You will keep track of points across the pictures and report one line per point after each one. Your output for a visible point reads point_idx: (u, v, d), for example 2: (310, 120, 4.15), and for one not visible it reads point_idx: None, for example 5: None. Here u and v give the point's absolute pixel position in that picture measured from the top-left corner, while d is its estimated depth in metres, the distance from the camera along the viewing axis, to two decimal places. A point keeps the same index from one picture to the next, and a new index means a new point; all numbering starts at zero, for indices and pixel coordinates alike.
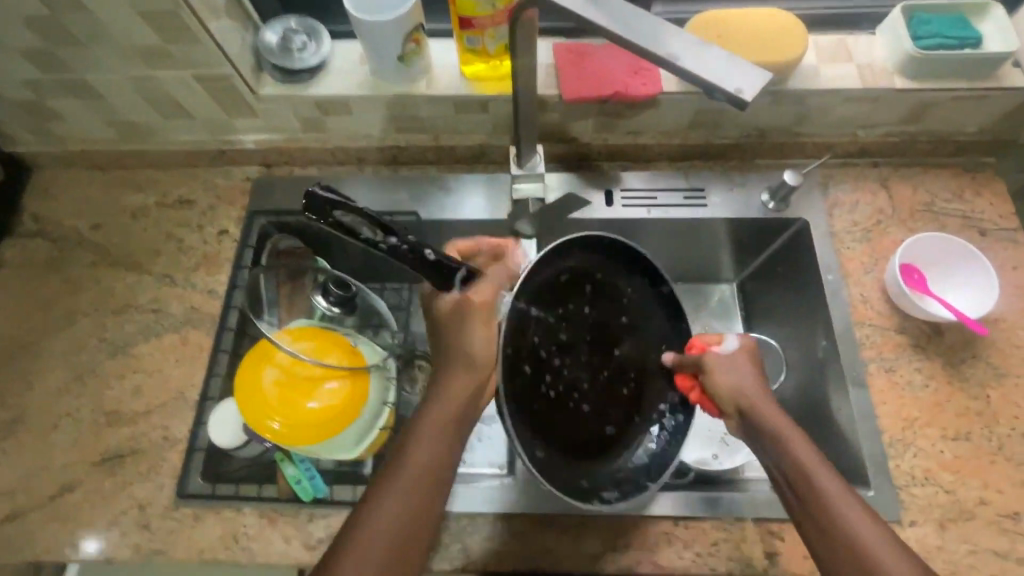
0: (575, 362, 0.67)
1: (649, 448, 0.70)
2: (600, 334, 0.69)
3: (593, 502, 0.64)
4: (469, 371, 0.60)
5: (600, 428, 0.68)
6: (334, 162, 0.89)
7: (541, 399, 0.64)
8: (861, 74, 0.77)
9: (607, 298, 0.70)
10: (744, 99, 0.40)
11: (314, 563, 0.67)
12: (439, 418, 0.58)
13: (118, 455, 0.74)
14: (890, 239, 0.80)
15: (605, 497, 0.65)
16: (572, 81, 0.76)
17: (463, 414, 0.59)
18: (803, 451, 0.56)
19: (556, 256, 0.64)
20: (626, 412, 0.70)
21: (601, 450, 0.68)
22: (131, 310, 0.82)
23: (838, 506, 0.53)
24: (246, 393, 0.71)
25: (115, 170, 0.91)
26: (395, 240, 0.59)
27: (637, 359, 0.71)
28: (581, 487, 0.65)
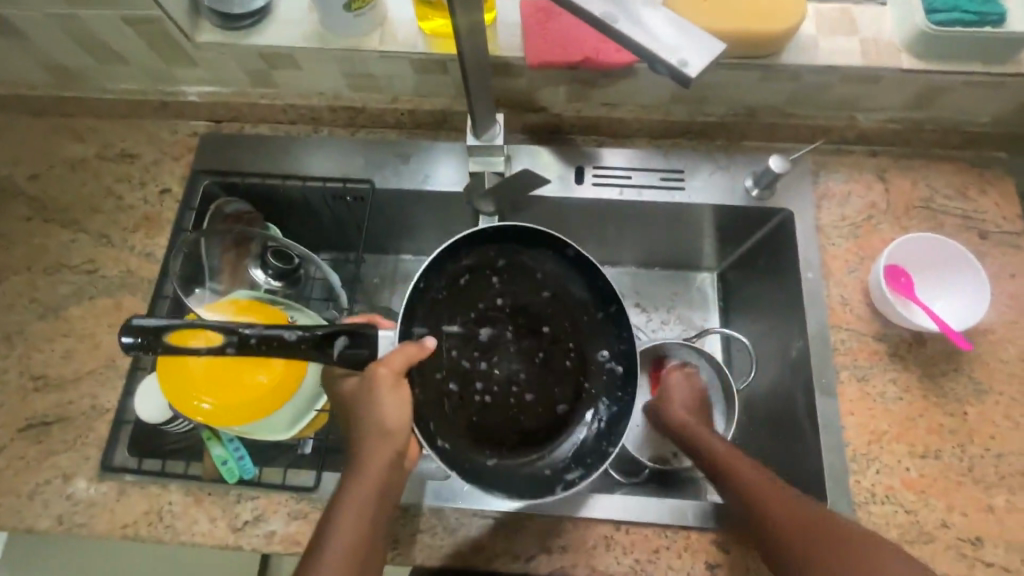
0: (505, 358, 0.67)
1: (607, 412, 0.64)
2: (526, 318, 0.68)
3: (557, 491, 0.61)
4: (385, 438, 0.55)
5: (549, 410, 0.65)
6: (288, 121, 0.83)
7: (478, 407, 0.65)
8: (864, 49, 0.68)
9: (519, 277, 0.68)
10: (691, 74, 0.33)
11: (238, 545, 0.65)
12: (367, 481, 0.53)
13: (42, 423, 0.71)
14: (879, 236, 0.74)
15: (569, 481, 0.61)
16: (537, 42, 0.68)
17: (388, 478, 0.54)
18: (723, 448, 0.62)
19: (444, 261, 0.65)
20: (572, 385, 0.66)
21: (556, 433, 0.65)
22: (64, 270, 0.78)
23: (758, 488, 0.58)
24: (170, 372, 0.67)
25: (53, 118, 0.85)
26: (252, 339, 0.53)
27: (569, 326, 0.67)
28: (542, 476, 0.62)
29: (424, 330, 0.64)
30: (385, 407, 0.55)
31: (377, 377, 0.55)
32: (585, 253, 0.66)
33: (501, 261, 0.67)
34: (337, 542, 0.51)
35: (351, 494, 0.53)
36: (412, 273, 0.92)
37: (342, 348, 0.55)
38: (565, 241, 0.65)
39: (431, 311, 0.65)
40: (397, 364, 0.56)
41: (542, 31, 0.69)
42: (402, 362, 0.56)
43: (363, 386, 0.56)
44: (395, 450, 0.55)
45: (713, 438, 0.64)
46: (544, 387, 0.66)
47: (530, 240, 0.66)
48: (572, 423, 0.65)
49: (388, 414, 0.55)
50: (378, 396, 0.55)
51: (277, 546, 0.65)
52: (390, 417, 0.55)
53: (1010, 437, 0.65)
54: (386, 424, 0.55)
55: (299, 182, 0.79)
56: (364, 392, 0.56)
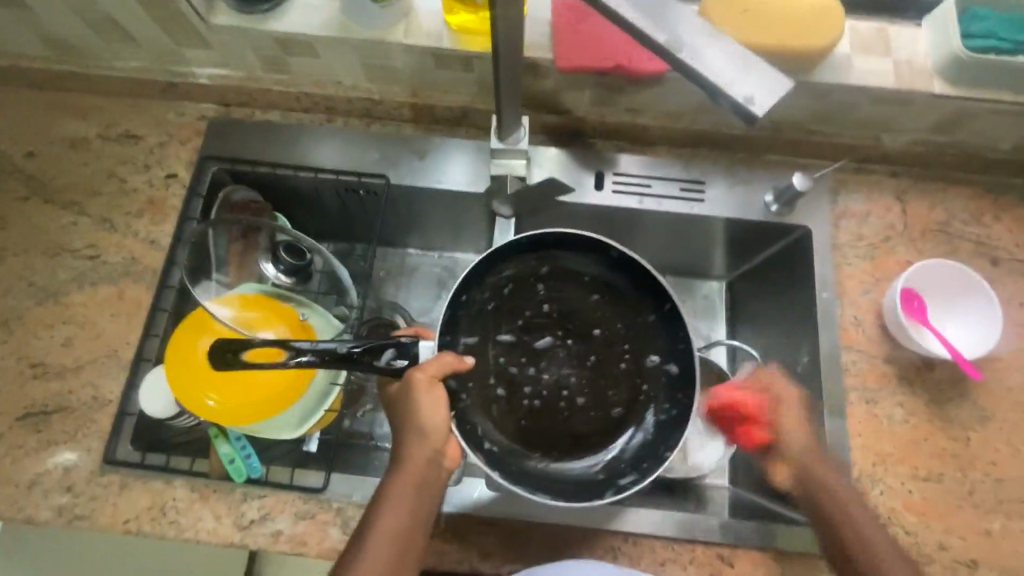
0: (554, 363, 0.66)
1: (658, 420, 0.63)
2: (574, 323, 0.67)
3: (609, 495, 0.59)
4: (423, 439, 0.56)
5: (603, 414, 0.64)
6: (301, 109, 0.81)
7: (529, 412, 0.64)
8: (896, 71, 0.68)
9: (566, 283, 0.67)
10: (757, 112, 0.31)
11: (244, 544, 0.64)
12: (411, 473, 0.56)
13: (41, 412, 0.69)
14: (894, 258, 0.74)
15: (621, 486, 0.60)
16: (567, 45, 0.67)
17: (424, 477, 0.56)
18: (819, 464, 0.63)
19: (485, 273, 0.65)
20: (628, 389, 0.65)
21: (611, 436, 0.63)
22: (64, 254, 0.75)
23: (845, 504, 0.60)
24: (178, 365, 0.67)
25: (51, 92, 0.81)
26: (308, 356, 0.55)
27: (621, 330, 0.66)
28: (595, 481, 0.61)
29: (472, 340, 0.65)
30: (423, 412, 0.56)
31: (412, 381, 0.56)
32: (630, 254, 0.64)
33: (545, 268, 0.66)
34: (383, 525, 0.55)
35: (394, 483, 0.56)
36: (419, 268, 0.90)
37: (389, 360, 0.57)
38: (609, 243, 0.63)
39: (475, 319, 0.65)
40: (432, 369, 0.56)
41: (573, 34, 0.67)
42: (439, 368, 0.56)
43: (399, 390, 0.56)
44: (432, 450, 0.56)
45: (817, 459, 0.63)
46: (598, 392, 0.65)
47: (574, 245, 0.65)
48: (628, 426, 0.64)
49: (426, 417, 0.56)
50: (413, 397, 0.56)
51: (283, 546, 0.64)
52: (427, 419, 0.56)
53: (1010, 464, 0.66)
54: (425, 426, 0.56)
55: (311, 174, 0.78)
56: (396, 396, 0.57)
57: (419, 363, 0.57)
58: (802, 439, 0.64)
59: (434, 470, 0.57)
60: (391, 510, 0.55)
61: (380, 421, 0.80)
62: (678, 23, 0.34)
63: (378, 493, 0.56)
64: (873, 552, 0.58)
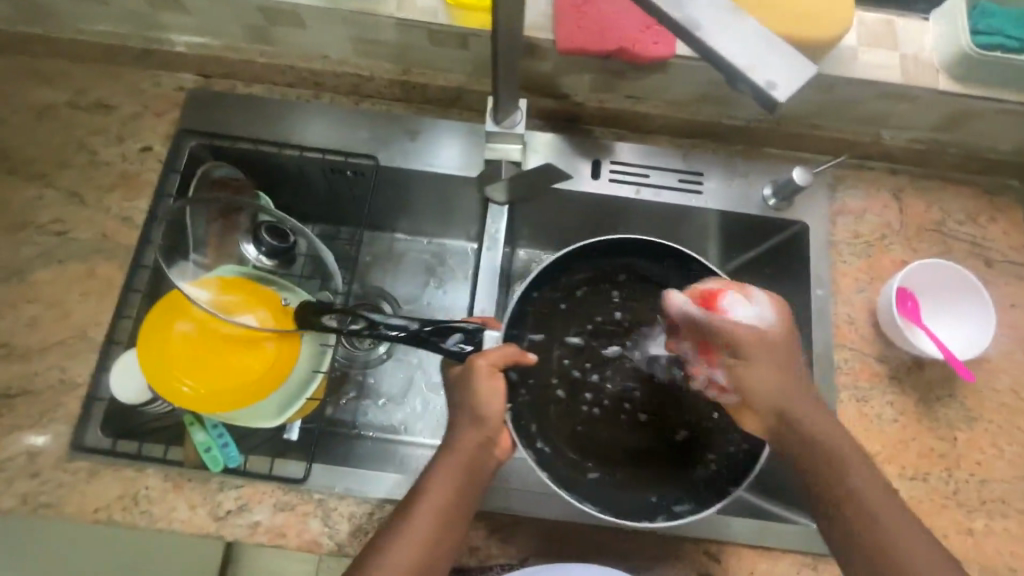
0: (619, 373, 0.67)
1: (726, 451, 0.62)
2: (647, 337, 0.67)
3: (659, 520, 0.59)
4: (476, 426, 0.54)
5: (665, 434, 0.64)
6: (287, 84, 0.77)
7: (586, 418, 0.65)
8: (903, 66, 0.66)
9: (644, 293, 0.67)
10: (779, 98, 0.30)
11: (219, 536, 0.62)
12: (462, 457, 0.54)
13: (4, 395, 0.65)
14: (890, 257, 0.73)
15: (675, 513, 0.59)
16: (569, 26, 0.64)
17: (474, 466, 0.54)
18: (812, 420, 0.52)
19: (559, 273, 0.65)
20: (698, 414, 0.64)
21: (674, 460, 0.62)
22: (31, 229, 0.71)
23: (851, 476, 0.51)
24: (150, 349, 0.64)
25: (17, 56, 0.76)
26: (392, 331, 0.59)
27: None
28: (647, 504, 0.60)
29: (539, 338, 0.65)
30: (483, 397, 0.54)
31: (475, 368, 0.55)
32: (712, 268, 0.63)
33: (621, 275, 0.66)
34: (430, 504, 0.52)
35: (445, 465, 0.54)
36: (406, 253, 0.87)
37: (455, 343, 0.59)
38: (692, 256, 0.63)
39: (545, 317, 0.65)
40: (494, 358, 0.55)
41: (576, 14, 0.64)
42: (499, 357, 0.55)
43: (461, 373, 0.56)
44: (484, 436, 0.55)
45: (804, 404, 0.52)
46: (664, 412, 0.65)
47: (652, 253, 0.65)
48: (690, 452, 0.63)
49: (485, 404, 0.54)
50: (473, 383, 0.55)
51: (262, 538, 0.62)
52: (482, 407, 0.55)
53: (994, 464, 0.67)
54: (479, 411, 0.55)
55: (296, 152, 0.74)
56: (458, 380, 0.56)
57: (482, 352, 0.55)
58: (778, 390, 0.52)
59: (485, 460, 0.55)
60: (437, 493, 0.53)
61: (363, 410, 0.78)
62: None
63: (425, 475, 0.54)
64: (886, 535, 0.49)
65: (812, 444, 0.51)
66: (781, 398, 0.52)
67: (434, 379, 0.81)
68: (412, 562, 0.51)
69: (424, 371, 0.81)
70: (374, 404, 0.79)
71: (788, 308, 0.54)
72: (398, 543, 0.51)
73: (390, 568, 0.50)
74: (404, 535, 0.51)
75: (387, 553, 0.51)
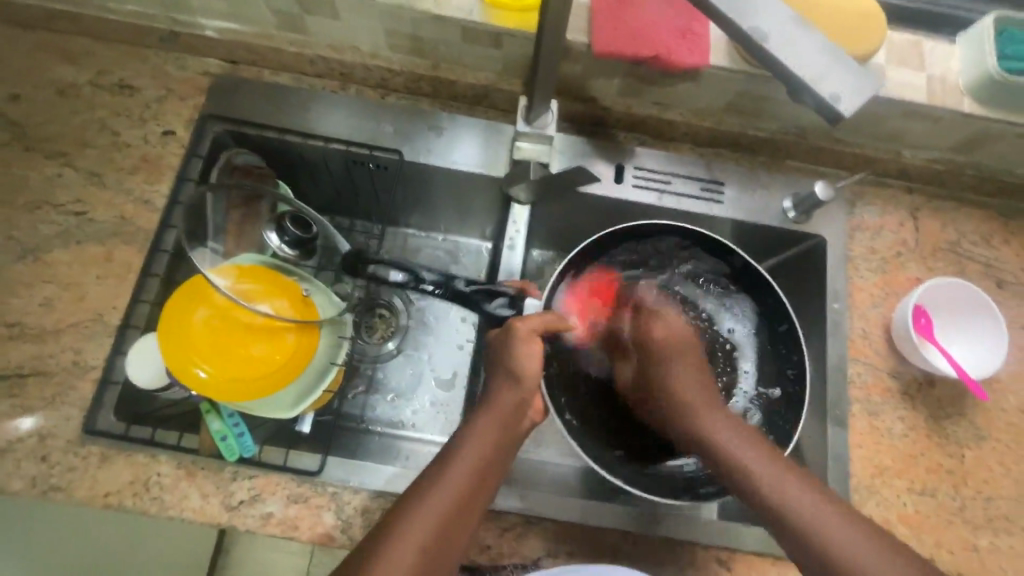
0: None
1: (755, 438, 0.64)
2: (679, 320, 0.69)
3: (684, 498, 0.61)
4: (514, 388, 0.57)
5: None
6: (313, 74, 0.77)
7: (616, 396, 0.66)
8: (929, 86, 0.68)
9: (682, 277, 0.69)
10: (844, 112, 0.33)
11: (231, 526, 0.61)
12: (497, 414, 0.56)
13: (17, 374, 0.64)
14: (905, 274, 0.74)
15: (701, 493, 0.61)
16: (606, 29, 0.64)
17: (508, 425, 0.56)
18: (708, 421, 0.57)
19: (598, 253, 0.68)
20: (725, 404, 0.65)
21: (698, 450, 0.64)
22: (48, 208, 0.70)
23: (761, 471, 0.53)
24: (169, 332, 0.63)
25: (41, 33, 0.75)
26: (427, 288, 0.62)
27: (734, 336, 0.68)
28: (671, 482, 0.62)
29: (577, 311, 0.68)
30: (519, 358, 0.58)
31: (513, 330, 0.59)
32: (750, 259, 0.68)
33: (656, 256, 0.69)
34: (464, 461, 0.53)
35: (480, 425, 0.55)
36: (420, 249, 0.86)
37: (498, 307, 0.65)
38: (733, 247, 0.67)
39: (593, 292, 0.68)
40: (533, 323, 0.60)
41: (614, 18, 0.64)
42: (538, 322, 0.60)
43: (500, 334, 0.60)
44: (519, 398, 0.57)
45: (705, 404, 0.59)
46: None
47: (703, 246, 0.68)
48: None
49: (523, 365, 0.58)
50: (513, 343, 0.58)
51: (273, 530, 0.62)
52: (521, 366, 0.58)
53: (1000, 482, 0.68)
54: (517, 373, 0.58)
55: (319, 143, 0.74)
56: (496, 342, 0.60)
57: (521, 316, 0.60)
58: (690, 390, 0.60)
59: (518, 418, 0.57)
60: (471, 451, 0.54)
61: (371, 405, 0.78)
62: (768, 14, 0.34)
63: (461, 430, 0.56)
64: (812, 525, 0.50)
65: (711, 448, 0.56)
66: (687, 398, 0.59)
67: (446, 378, 0.81)
68: (450, 511, 0.50)
69: (434, 368, 0.81)
70: (383, 399, 0.79)
71: (686, 326, 0.66)
72: (433, 497, 0.51)
73: (427, 513, 0.50)
74: (439, 489, 0.51)
75: (421, 508, 0.50)
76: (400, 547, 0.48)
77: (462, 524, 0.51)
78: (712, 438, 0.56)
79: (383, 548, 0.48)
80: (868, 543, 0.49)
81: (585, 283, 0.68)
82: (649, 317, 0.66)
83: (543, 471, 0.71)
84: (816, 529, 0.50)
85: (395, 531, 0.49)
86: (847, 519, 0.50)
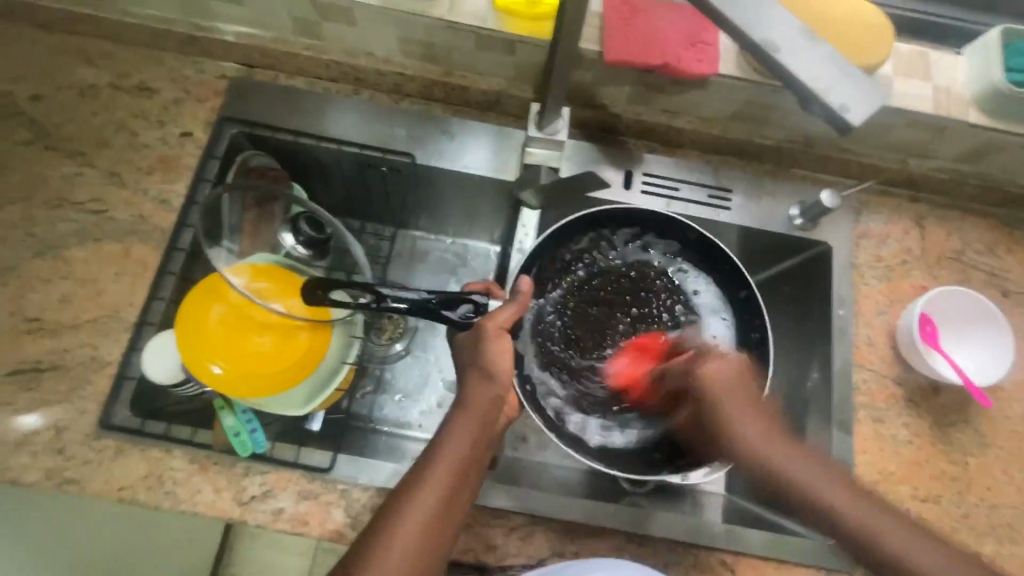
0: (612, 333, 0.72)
1: None
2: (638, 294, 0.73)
3: (666, 473, 0.64)
4: (490, 382, 0.57)
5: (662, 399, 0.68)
6: (328, 78, 0.78)
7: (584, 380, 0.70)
8: (935, 97, 0.69)
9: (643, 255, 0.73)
10: (852, 122, 0.34)
11: (243, 521, 0.62)
12: (476, 412, 0.56)
13: (35, 368, 0.66)
14: (910, 282, 0.75)
15: (680, 468, 0.64)
16: (617, 38, 0.66)
17: (489, 421, 0.56)
18: (763, 442, 0.56)
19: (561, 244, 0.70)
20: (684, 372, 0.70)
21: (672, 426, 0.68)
22: (67, 206, 0.71)
23: (813, 486, 0.53)
24: (186, 329, 0.64)
25: (64, 36, 0.77)
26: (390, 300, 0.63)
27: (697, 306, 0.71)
28: (652, 459, 0.66)
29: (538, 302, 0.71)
30: (495, 355, 0.57)
31: (483, 330, 0.58)
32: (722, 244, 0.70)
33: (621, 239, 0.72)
34: (446, 457, 0.53)
35: (458, 421, 0.55)
36: (429, 252, 0.88)
37: (463, 313, 0.63)
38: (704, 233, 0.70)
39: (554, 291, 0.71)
40: (501, 319, 0.58)
41: (625, 28, 0.66)
42: (507, 317, 0.58)
43: (468, 339, 0.59)
44: (496, 393, 0.57)
45: (760, 428, 0.57)
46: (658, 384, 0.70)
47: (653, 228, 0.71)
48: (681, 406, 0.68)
49: (497, 362, 0.58)
50: (484, 343, 0.58)
51: (284, 525, 0.63)
52: (499, 364, 0.58)
53: (1004, 490, 0.68)
54: (491, 367, 0.57)
55: (333, 145, 0.75)
56: (469, 340, 0.59)
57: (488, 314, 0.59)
58: (744, 421, 0.57)
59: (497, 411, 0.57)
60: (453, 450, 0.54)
61: (380, 404, 0.79)
62: (779, 26, 0.36)
63: (443, 426, 0.56)
64: (870, 530, 0.50)
65: (767, 470, 0.55)
66: (743, 434, 0.57)
67: (454, 379, 0.82)
68: (434, 509, 0.51)
69: (441, 368, 0.82)
70: (391, 399, 0.80)
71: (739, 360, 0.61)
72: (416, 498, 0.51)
73: (416, 510, 0.51)
74: (423, 489, 0.52)
75: (407, 507, 0.51)
76: (388, 546, 0.49)
77: (447, 521, 0.52)
78: (766, 460, 0.55)
79: (374, 546, 0.49)
80: (948, 561, 0.48)
81: (620, 356, 0.71)
82: (704, 359, 0.62)
83: (549, 473, 0.71)
84: (877, 537, 0.50)
85: (385, 530, 0.50)
86: (913, 533, 0.50)
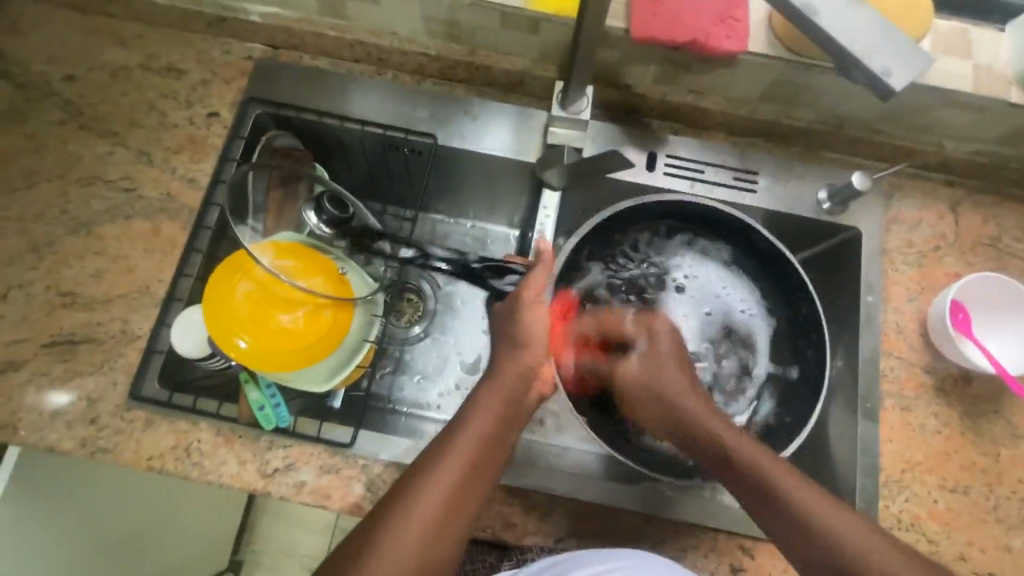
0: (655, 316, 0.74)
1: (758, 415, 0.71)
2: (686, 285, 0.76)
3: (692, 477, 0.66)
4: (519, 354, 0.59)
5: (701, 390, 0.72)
6: (351, 58, 0.78)
7: None
8: (976, 75, 0.66)
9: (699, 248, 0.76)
10: (895, 86, 0.34)
11: (266, 492, 0.64)
12: (501, 391, 0.58)
13: (70, 340, 0.68)
14: (943, 269, 0.73)
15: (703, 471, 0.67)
16: (644, 14, 0.64)
17: (513, 399, 0.58)
18: (715, 423, 0.57)
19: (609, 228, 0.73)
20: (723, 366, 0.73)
21: None
22: (100, 184, 0.73)
23: (770, 471, 0.52)
24: (214, 303, 0.66)
25: (96, 18, 0.79)
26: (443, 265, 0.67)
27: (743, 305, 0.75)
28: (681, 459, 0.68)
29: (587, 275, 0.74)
30: (529, 326, 0.60)
31: (520, 300, 0.60)
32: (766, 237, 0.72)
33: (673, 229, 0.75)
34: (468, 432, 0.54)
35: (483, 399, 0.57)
36: (448, 236, 0.88)
37: (507, 282, 0.67)
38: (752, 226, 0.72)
39: (599, 273, 0.74)
40: (538, 286, 0.60)
41: (652, 5, 0.64)
42: (541, 283, 0.61)
43: (504, 309, 0.61)
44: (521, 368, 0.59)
45: (704, 406, 0.59)
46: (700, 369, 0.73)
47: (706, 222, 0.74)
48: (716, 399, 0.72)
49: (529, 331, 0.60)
50: (519, 314, 0.60)
51: (307, 497, 0.64)
52: (534, 333, 0.60)
53: None
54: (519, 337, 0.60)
55: (357, 126, 0.75)
56: (505, 309, 0.61)
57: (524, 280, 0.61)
58: (686, 388, 0.61)
59: (524, 391, 0.59)
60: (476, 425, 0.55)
61: (399, 385, 0.80)
62: None
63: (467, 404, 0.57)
64: (833, 534, 0.48)
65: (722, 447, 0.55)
66: (688, 404, 0.59)
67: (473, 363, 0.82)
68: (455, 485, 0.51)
69: (460, 351, 0.83)
70: (410, 380, 0.80)
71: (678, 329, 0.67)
72: (438, 471, 0.52)
73: (430, 493, 0.51)
74: (447, 461, 0.52)
75: (432, 478, 0.51)
76: (408, 519, 0.49)
77: (466, 496, 0.52)
78: (717, 437, 0.56)
79: (391, 520, 0.49)
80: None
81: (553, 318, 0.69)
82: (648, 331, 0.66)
83: None
84: (838, 536, 0.48)
85: (405, 504, 0.50)
86: (868, 530, 0.48)
